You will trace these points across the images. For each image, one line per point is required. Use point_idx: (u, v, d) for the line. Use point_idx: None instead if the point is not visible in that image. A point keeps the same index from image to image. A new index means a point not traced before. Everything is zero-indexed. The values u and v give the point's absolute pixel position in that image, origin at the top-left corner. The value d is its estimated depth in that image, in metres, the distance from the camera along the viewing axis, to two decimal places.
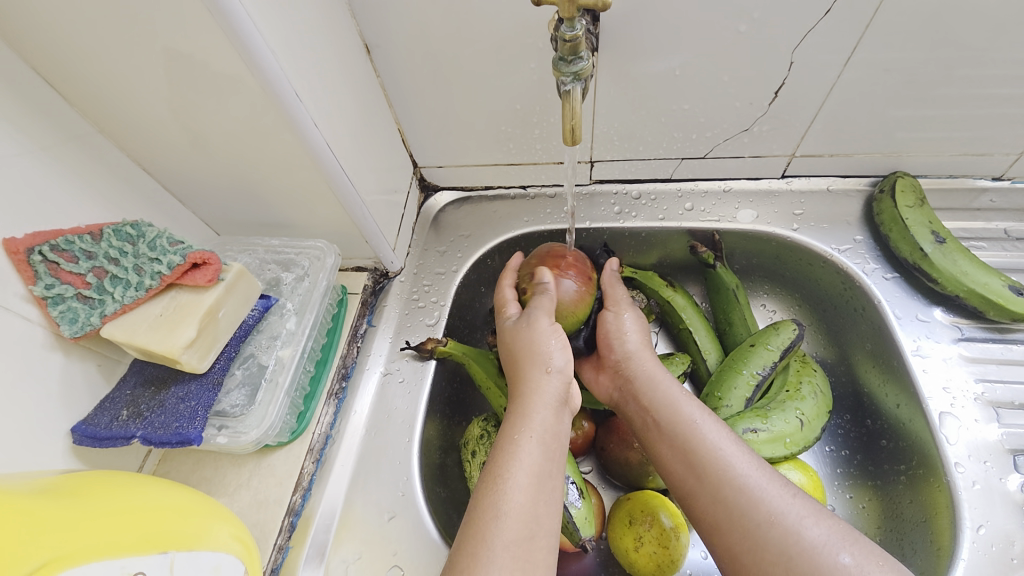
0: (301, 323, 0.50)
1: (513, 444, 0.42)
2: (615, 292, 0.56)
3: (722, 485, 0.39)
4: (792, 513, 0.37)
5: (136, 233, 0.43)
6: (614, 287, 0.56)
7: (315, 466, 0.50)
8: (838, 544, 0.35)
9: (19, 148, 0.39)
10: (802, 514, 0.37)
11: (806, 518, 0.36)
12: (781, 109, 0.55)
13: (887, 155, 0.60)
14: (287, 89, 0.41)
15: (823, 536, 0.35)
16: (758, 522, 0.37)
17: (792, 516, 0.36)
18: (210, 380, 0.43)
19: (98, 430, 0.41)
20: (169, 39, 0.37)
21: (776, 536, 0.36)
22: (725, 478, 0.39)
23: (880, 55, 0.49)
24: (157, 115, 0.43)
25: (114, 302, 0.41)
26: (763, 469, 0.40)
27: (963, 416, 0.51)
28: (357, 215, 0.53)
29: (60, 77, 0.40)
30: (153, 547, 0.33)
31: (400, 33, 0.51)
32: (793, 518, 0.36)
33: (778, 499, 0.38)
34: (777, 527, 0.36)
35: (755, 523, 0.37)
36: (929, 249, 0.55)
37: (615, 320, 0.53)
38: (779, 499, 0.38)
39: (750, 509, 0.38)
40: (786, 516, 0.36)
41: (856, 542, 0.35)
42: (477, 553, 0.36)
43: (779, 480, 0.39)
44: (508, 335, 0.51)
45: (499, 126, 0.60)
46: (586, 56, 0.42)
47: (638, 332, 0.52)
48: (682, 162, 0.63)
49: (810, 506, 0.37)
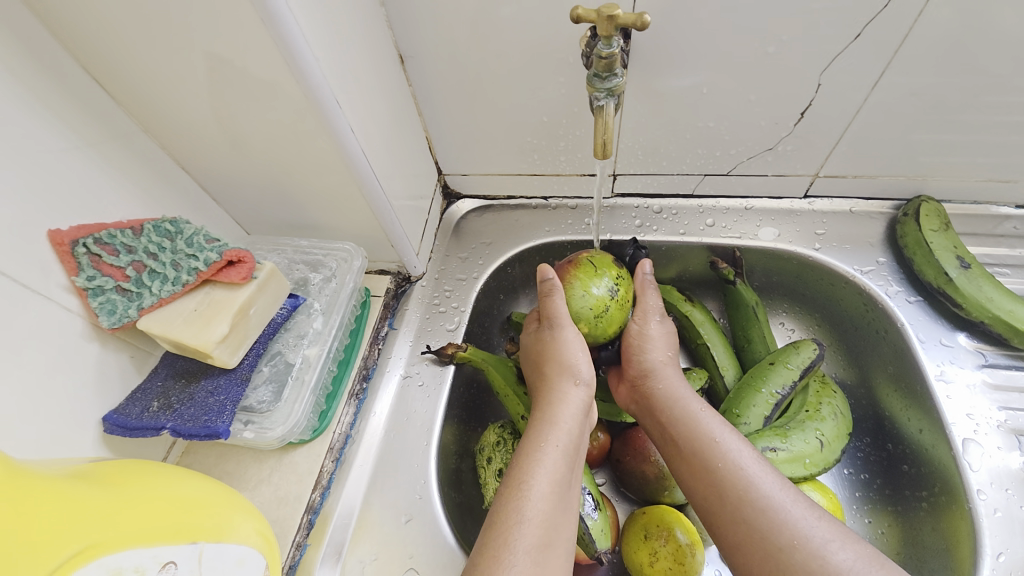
0: (328, 323, 0.51)
1: (536, 451, 0.42)
2: (646, 300, 0.54)
3: (743, 505, 0.39)
4: (815, 536, 0.36)
5: (174, 230, 0.45)
6: (646, 291, 0.55)
7: (335, 465, 0.51)
8: (864, 568, 0.34)
9: (70, 144, 0.41)
10: (827, 539, 0.36)
11: (831, 543, 0.36)
12: (807, 130, 0.56)
13: (911, 178, 0.60)
14: (328, 96, 0.42)
15: (849, 561, 0.35)
16: (780, 546, 0.37)
17: (816, 540, 0.36)
18: (238, 375, 0.44)
19: (128, 420, 0.42)
20: (219, 46, 0.38)
21: (798, 562, 0.35)
22: (749, 498, 0.39)
23: (906, 80, 0.50)
24: (201, 116, 0.45)
25: (152, 296, 0.42)
26: (789, 490, 0.40)
27: (986, 443, 0.50)
28: (385, 219, 0.54)
29: (112, 78, 0.42)
30: (182, 537, 0.34)
31: (435, 44, 0.52)
32: (818, 544, 0.36)
33: (801, 522, 0.37)
34: (800, 551, 0.36)
35: (778, 545, 0.37)
36: (955, 274, 0.55)
37: (653, 330, 0.53)
38: (802, 523, 0.37)
39: (775, 531, 0.37)
40: (810, 541, 0.36)
41: (883, 567, 0.35)
42: (498, 557, 0.36)
43: (802, 499, 0.39)
44: (537, 339, 0.51)
45: (526, 138, 0.61)
46: (621, 73, 0.43)
47: (662, 348, 0.52)
48: (704, 178, 0.63)
49: (835, 529, 0.37)
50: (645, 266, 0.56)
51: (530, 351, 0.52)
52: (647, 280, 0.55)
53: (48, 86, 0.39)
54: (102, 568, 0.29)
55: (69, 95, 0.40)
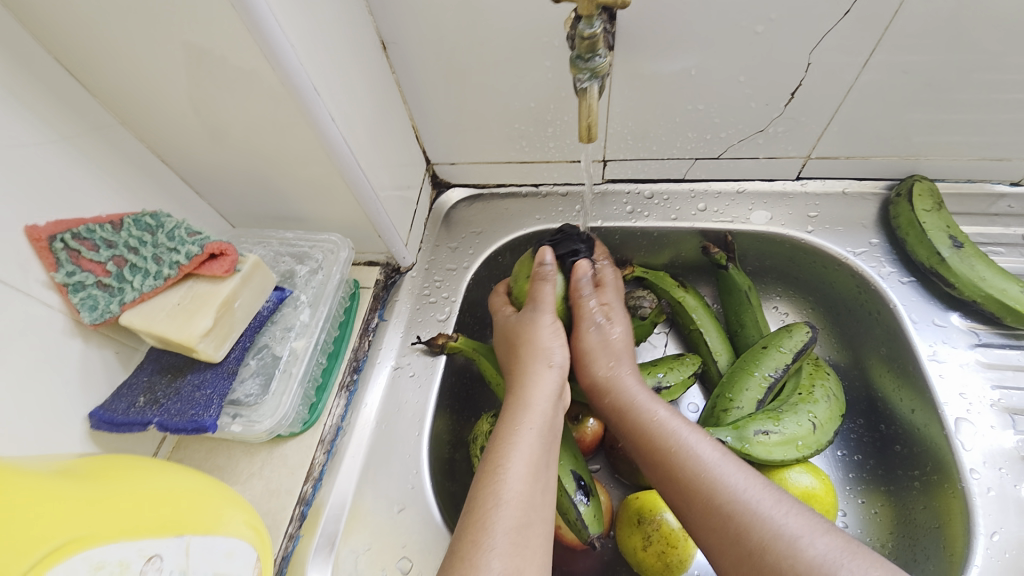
0: (315, 315, 0.50)
1: (513, 434, 0.42)
2: (586, 304, 0.52)
3: (710, 510, 0.39)
4: (787, 532, 0.35)
5: (155, 223, 0.44)
6: (581, 300, 0.53)
7: (326, 457, 0.50)
8: (838, 561, 0.33)
9: (44, 138, 0.40)
10: (797, 534, 0.35)
11: (803, 538, 0.35)
12: (798, 110, 0.55)
13: (905, 158, 0.59)
14: (307, 84, 0.41)
15: (825, 553, 0.34)
16: (750, 549, 0.36)
17: (786, 537, 0.35)
18: (225, 369, 0.44)
19: (115, 415, 0.42)
20: (191, 35, 0.37)
21: (770, 563, 0.35)
22: (716, 502, 0.39)
23: (898, 57, 0.49)
24: (180, 107, 0.44)
25: (134, 291, 0.41)
26: (760, 487, 0.39)
27: (978, 421, 0.50)
28: (370, 209, 0.53)
29: (85, 71, 0.41)
30: (169, 531, 0.34)
31: (417, 30, 0.51)
32: (788, 542, 0.35)
33: (773, 519, 0.36)
34: (770, 553, 0.35)
35: (748, 549, 0.36)
36: (947, 253, 0.55)
37: (591, 339, 0.52)
38: (774, 519, 0.36)
39: (742, 533, 0.37)
40: (780, 540, 0.35)
41: (858, 555, 0.33)
42: (477, 541, 0.36)
43: (773, 496, 0.38)
44: (508, 331, 0.52)
45: (513, 124, 0.60)
46: (604, 53, 0.42)
47: (603, 357, 0.51)
48: (696, 162, 0.63)
49: (805, 521, 0.36)
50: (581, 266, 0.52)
51: (502, 338, 0.53)
52: (584, 285, 0.52)
53: (18, 78, 0.38)
54: (87, 561, 0.28)
55: (40, 88, 0.39)
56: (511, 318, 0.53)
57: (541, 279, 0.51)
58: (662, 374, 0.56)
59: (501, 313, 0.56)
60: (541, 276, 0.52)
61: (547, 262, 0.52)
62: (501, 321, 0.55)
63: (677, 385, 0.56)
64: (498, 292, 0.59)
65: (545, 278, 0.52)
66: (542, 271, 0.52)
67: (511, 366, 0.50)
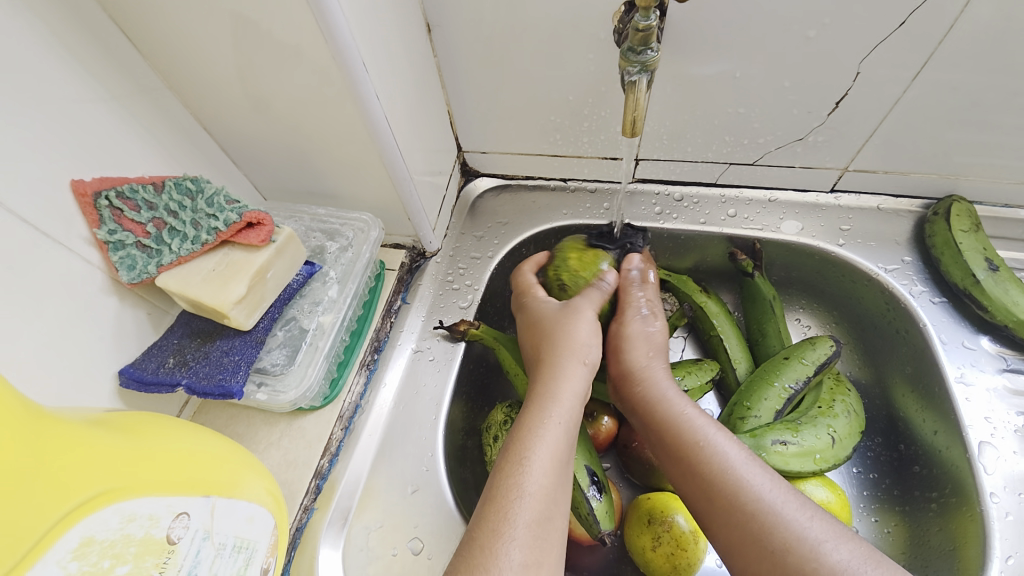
0: (343, 292, 0.50)
1: (538, 427, 0.42)
2: (633, 294, 0.53)
3: (734, 509, 0.38)
4: (810, 537, 0.35)
5: (195, 188, 0.45)
6: (630, 289, 0.54)
7: (344, 433, 0.51)
8: (861, 567, 0.33)
9: (96, 96, 0.40)
10: (821, 539, 0.35)
11: (826, 542, 0.34)
12: (840, 121, 0.54)
13: (944, 178, 0.59)
14: (356, 60, 0.41)
15: (846, 560, 0.34)
16: (773, 549, 0.35)
17: (810, 541, 0.35)
18: (254, 338, 0.44)
19: (144, 374, 0.42)
20: (245, 6, 0.38)
21: (793, 564, 0.34)
22: (739, 501, 0.38)
23: (948, 74, 0.48)
24: (225, 75, 0.44)
25: (171, 254, 0.42)
26: (784, 490, 0.38)
27: (1002, 446, 0.50)
28: (403, 191, 0.53)
29: (139, 34, 0.42)
30: (195, 490, 0.34)
31: (463, 15, 0.51)
32: (812, 545, 0.35)
33: (796, 522, 0.36)
34: (793, 555, 0.35)
35: (771, 549, 0.35)
36: (983, 276, 0.54)
37: (634, 327, 0.51)
38: (797, 522, 0.36)
39: (766, 534, 0.36)
40: (803, 543, 0.35)
41: (880, 564, 0.33)
42: (497, 530, 0.36)
43: (797, 500, 0.38)
44: (550, 312, 0.51)
45: (549, 116, 0.60)
46: (656, 48, 0.42)
47: (643, 346, 0.50)
48: (729, 167, 0.62)
49: (828, 527, 0.36)
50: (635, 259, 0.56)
51: (537, 315, 0.52)
52: (633, 278, 0.54)
53: (74, 34, 0.38)
54: (116, 513, 0.29)
55: (95, 46, 0.40)
56: (549, 302, 0.52)
57: (596, 289, 0.52)
58: (680, 377, 0.56)
59: (533, 294, 0.55)
60: (595, 286, 0.53)
61: (605, 279, 0.53)
62: (535, 302, 0.54)
63: (695, 390, 0.56)
64: (528, 271, 0.58)
65: (598, 288, 0.53)
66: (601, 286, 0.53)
67: (538, 356, 0.49)
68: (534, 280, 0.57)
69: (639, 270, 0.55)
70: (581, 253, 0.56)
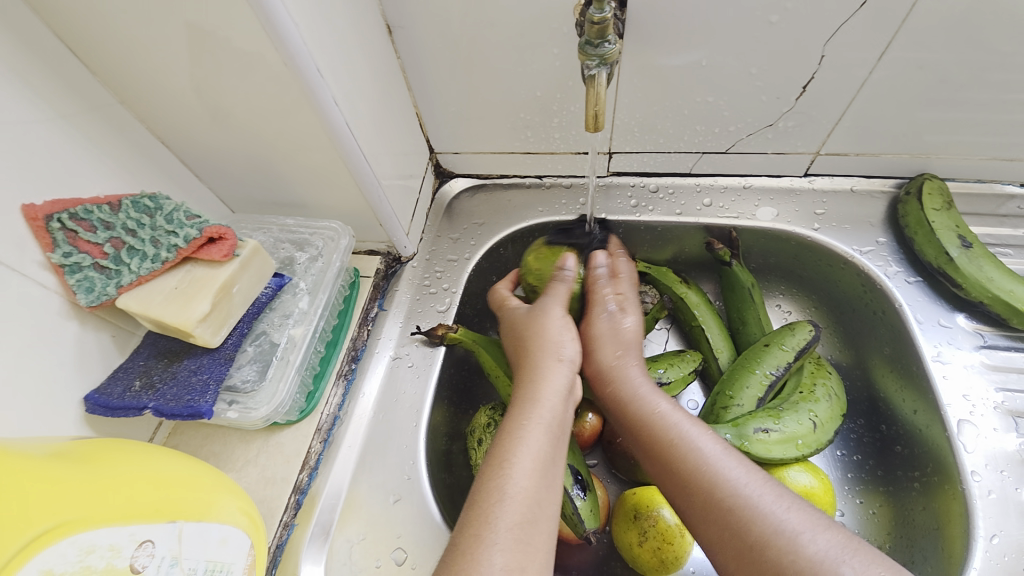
0: (314, 303, 0.50)
1: (520, 429, 0.41)
2: (600, 290, 0.52)
3: (711, 504, 0.38)
4: (787, 528, 0.35)
5: (153, 206, 0.44)
6: (597, 285, 0.53)
7: (323, 446, 0.50)
8: (838, 557, 0.33)
9: (42, 115, 0.39)
10: (798, 530, 0.35)
11: (804, 533, 0.34)
12: (809, 105, 0.54)
13: (915, 157, 0.59)
14: (310, 66, 0.40)
15: (823, 550, 0.33)
16: (751, 543, 0.35)
17: (787, 533, 0.35)
18: (222, 355, 0.43)
19: (110, 399, 0.41)
20: (194, 15, 0.37)
21: (770, 558, 0.34)
22: (715, 498, 0.38)
23: (913, 53, 0.48)
24: (180, 89, 0.43)
25: (131, 273, 0.41)
26: (761, 482, 0.38)
27: (981, 424, 0.50)
28: (372, 197, 0.53)
29: (86, 49, 0.41)
30: (162, 516, 0.34)
31: (423, 15, 0.50)
32: (789, 537, 0.34)
33: (773, 514, 0.36)
34: (771, 548, 0.34)
35: (749, 543, 0.35)
36: (956, 253, 0.54)
37: (600, 325, 0.51)
38: (775, 514, 0.36)
39: (743, 529, 0.36)
40: (780, 536, 0.35)
41: (858, 552, 0.33)
42: (479, 535, 0.35)
43: (774, 491, 0.37)
44: (519, 322, 0.51)
45: (518, 114, 0.59)
46: (614, 41, 0.42)
47: (610, 345, 0.50)
48: (702, 156, 0.62)
49: (806, 517, 0.36)
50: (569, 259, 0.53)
51: (510, 335, 0.52)
52: (598, 274, 0.53)
53: (14, 52, 0.37)
54: (75, 545, 0.28)
55: (39, 64, 0.39)
56: (521, 311, 0.52)
57: (561, 281, 0.52)
58: (663, 370, 0.55)
59: (507, 307, 0.55)
60: (558, 278, 0.53)
61: (567, 266, 0.53)
62: (512, 312, 0.53)
63: (678, 382, 0.55)
64: (500, 287, 0.58)
65: (562, 280, 0.52)
66: (561, 275, 0.53)
67: (519, 361, 0.49)
68: (508, 293, 0.57)
69: (606, 266, 0.54)
70: (547, 249, 0.56)
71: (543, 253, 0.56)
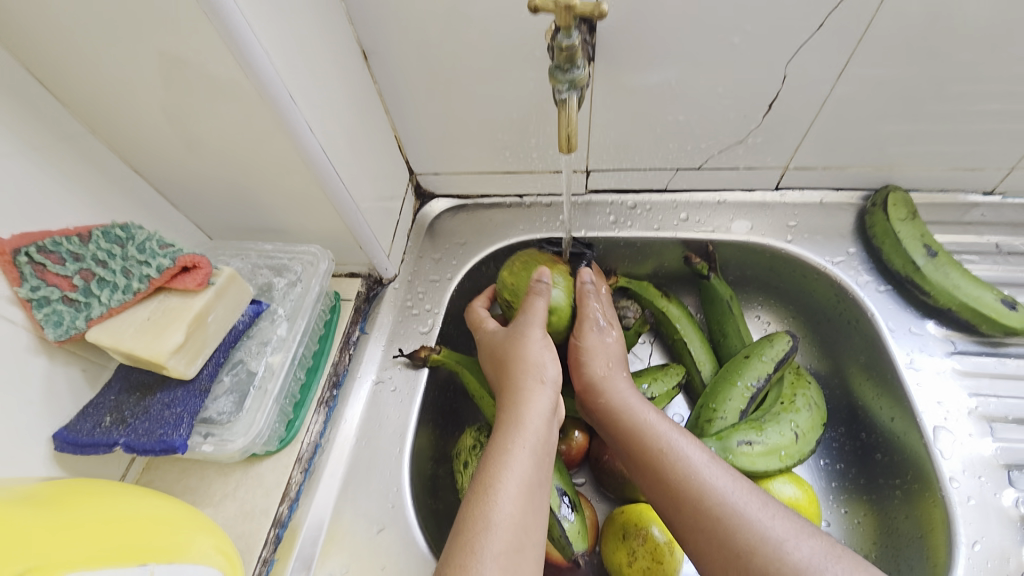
0: (293, 329, 0.49)
1: (505, 453, 0.41)
2: (591, 308, 0.52)
3: (699, 515, 0.38)
4: (773, 536, 0.35)
5: (125, 236, 0.43)
6: (586, 299, 0.53)
7: (303, 476, 0.49)
8: (822, 563, 0.34)
9: (12, 149, 0.39)
10: (783, 538, 0.35)
11: (788, 541, 0.35)
12: (776, 122, 0.56)
13: (879, 169, 0.61)
14: (282, 92, 0.40)
15: (809, 556, 0.34)
16: (738, 552, 0.36)
17: (773, 539, 0.35)
18: (198, 387, 0.42)
19: (79, 436, 0.40)
20: (167, 44, 0.37)
21: (758, 567, 0.34)
22: (704, 506, 0.38)
23: (868, 72, 0.50)
24: (153, 119, 0.43)
25: (101, 306, 0.40)
26: (747, 490, 0.39)
27: (957, 429, 0.51)
28: (352, 221, 0.53)
29: (55, 79, 0.40)
30: (132, 559, 0.32)
31: (398, 42, 0.51)
32: (775, 545, 0.35)
33: (759, 522, 0.36)
34: (758, 556, 0.35)
35: (737, 551, 0.36)
36: (922, 263, 0.55)
37: (591, 338, 0.51)
38: (760, 521, 0.36)
39: (730, 539, 0.36)
40: (766, 543, 0.35)
41: (842, 559, 0.34)
42: (466, 565, 0.35)
43: (758, 500, 0.38)
44: (499, 343, 0.50)
45: (497, 134, 0.60)
46: (582, 65, 0.43)
47: (601, 357, 0.50)
48: (677, 172, 0.63)
49: (790, 524, 0.36)
50: (542, 272, 0.52)
51: (489, 353, 0.51)
52: (588, 288, 0.53)
53: None
54: None
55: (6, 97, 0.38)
56: (498, 335, 0.51)
57: (538, 295, 0.51)
58: (646, 385, 0.56)
59: (484, 328, 0.54)
60: (535, 291, 0.51)
61: (543, 278, 0.52)
62: (489, 335, 0.53)
63: (662, 396, 0.56)
64: (478, 305, 0.58)
65: (539, 294, 0.51)
66: (537, 287, 0.51)
67: (501, 381, 0.48)
68: (486, 313, 0.57)
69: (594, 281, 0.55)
70: (526, 262, 0.54)
71: (517, 268, 0.54)
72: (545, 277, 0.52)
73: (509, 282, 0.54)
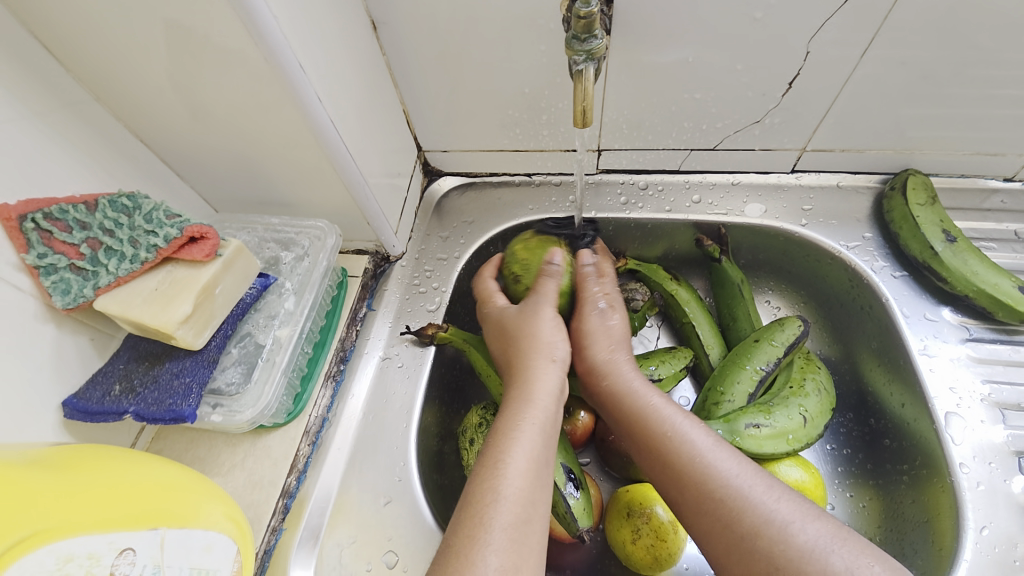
0: (300, 303, 0.49)
1: (513, 429, 0.41)
2: (590, 287, 0.51)
3: (703, 497, 0.38)
4: (778, 518, 0.35)
5: (131, 205, 0.42)
6: (586, 283, 0.52)
7: (311, 449, 0.49)
8: (828, 545, 0.33)
9: (15, 115, 0.38)
10: (789, 519, 0.35)
11: (794, 523, 0.35)
12: (795, 102, 0.54)
13: (899, 152, 0.59)
14: (290, 61, 0.39)
15: (814, 538, 0.34)
16: (743, 533, 0.36)
17: (777, 522, 0.35)
18: (205, 357, 0.42)
19: (89, 404, 0.40)
20: (173, 12, 0.36)
21: (762, 548, 0.34)
22: (706, 489, 0.38)
23: (894, 51, 0.49)
24: (158, 86, 0.42)
25: (108, 275, 0.40)
26: (752, 473, 0.38)
27: (968, 416, 0.50)
28: (359, 196, 0.52)
29: (59, 44, 0.39)
30: (142, 523, 0.33)
31: (407, 12, 0.50)
32: (780, 526, 0.35)
33: (762, 505, 0.36)
34: (761, 538, 0.35)
35: (739, 535, 0.36)
36: (940, 248, 0.54)
37: (593, 322, 0.50)
38: (764, 504, 0.36)
39: (735, 520, 0.36)
40: (771, 525, 0.35)
41: (847, 542, 0.34)
42: (474, 535, 0.35)
43: (764, 482, 0.38)
44: (507, 322, 0.50)
45: (507, 110, 0.58)
46: (600, 35, 0.41)
47: (603, 340, 0.49)
48: (691, 153, 0.62)
49: (796, 507, 0.36)
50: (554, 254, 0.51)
51: (496, 329, 0.51)
52: (587, 271, 0.52)
53: None
54: (53, 553, 0.27)
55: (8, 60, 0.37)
56: (507, 308, 0.51)
57: (550, 277, 0.50)
58: (654, 367, 0.55)
59: (491, 303, 0.53)
60: (547, 273, 0.50)
61: (555, 261, 0.51)
62: (496, 310, 0.52)
63: (669, 378, 0.55)
64: (487, 277, 0.56)
65: (551, 275, 0.50)
66: (549, 270, 0.50)
67: (510, 361, 0.48)
68: (495, 287, 0.55)
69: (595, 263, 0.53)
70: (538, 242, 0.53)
71: (531, 244, 0.53)
72: (556, 260, 0.51)
73: (521, 256, 0.53)
